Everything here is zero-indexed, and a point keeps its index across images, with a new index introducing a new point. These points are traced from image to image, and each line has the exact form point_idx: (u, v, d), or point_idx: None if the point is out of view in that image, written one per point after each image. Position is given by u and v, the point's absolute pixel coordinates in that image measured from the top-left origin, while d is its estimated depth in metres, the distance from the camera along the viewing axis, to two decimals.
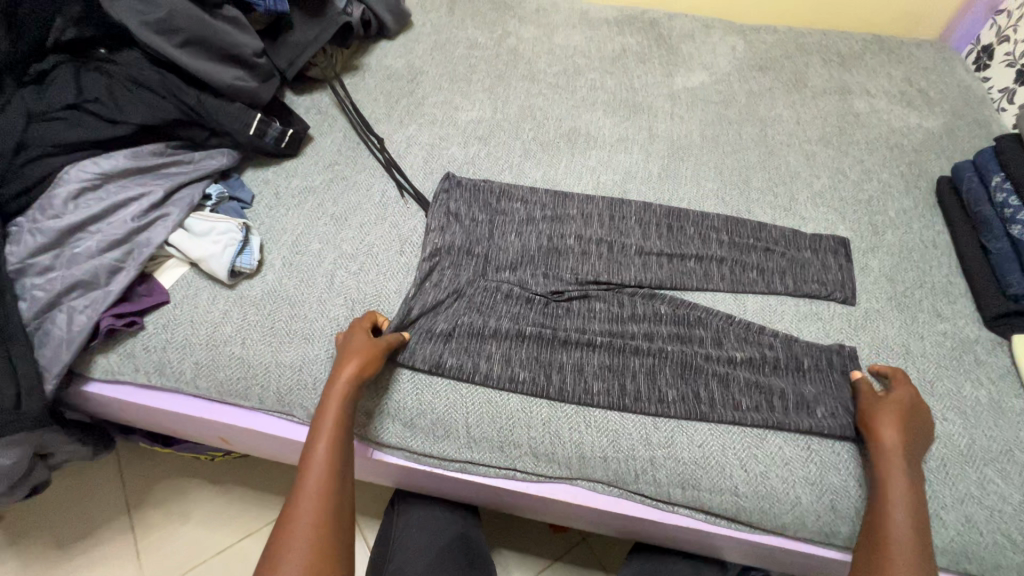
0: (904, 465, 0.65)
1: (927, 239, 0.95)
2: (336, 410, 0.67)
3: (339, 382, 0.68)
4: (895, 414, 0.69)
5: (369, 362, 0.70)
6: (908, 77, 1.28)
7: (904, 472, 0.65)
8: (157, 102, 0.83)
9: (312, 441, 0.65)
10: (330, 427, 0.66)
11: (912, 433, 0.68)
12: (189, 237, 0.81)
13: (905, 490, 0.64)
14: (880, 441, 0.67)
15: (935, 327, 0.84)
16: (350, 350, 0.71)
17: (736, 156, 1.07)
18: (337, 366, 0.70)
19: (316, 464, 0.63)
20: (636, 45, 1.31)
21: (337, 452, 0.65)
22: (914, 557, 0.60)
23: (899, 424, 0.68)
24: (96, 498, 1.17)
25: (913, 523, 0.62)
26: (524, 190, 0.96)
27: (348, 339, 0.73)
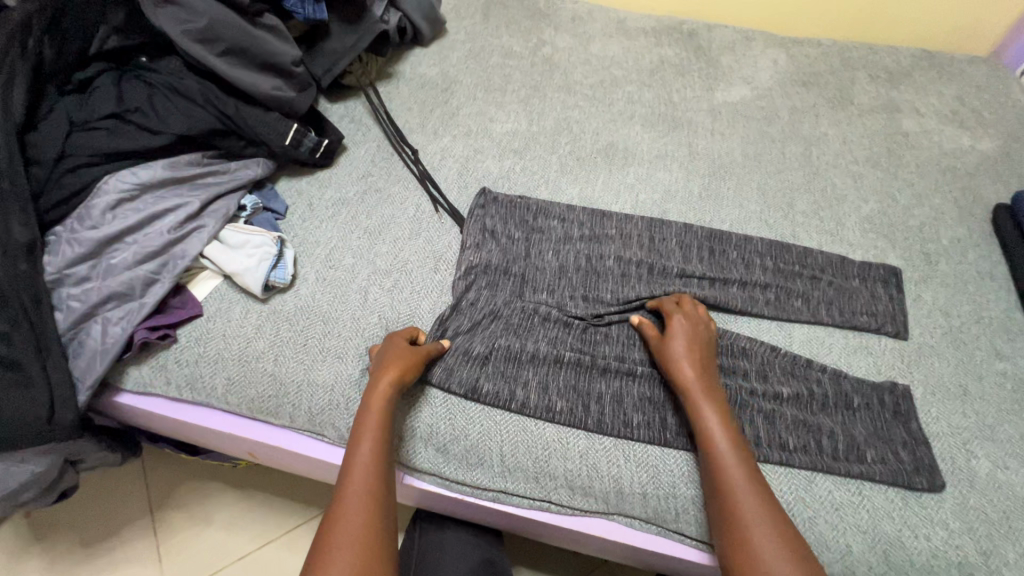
0: (701, 388, 0.69)
1: (983, 271, 0.91)
2: (377, 417, 0.65)
3: (378, 389, 0.67)
4: (676, 342, 0.73)
5: (407, 368, 0.69)
6: (960, 96, 1.22)
7: (705, 394, 0.69)
8: (195, 111, 0.82)
9: (353, 448, 0.64)
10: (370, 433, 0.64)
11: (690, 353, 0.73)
12: (224, 250, 0.80)
13: (715, 411, 0.67)
14: (678, 363, 0.72)
15: (994, 367, 0.80)
16: (388, 358, 0.70)
17: (779, 176, 1.04)
18: (375, 374, 0.69)
19: (359, 471, 0.61)
20: (675, 57, 1.28)
21: (379, 458, 0.63)
22: (747, 469, 0.63)
23: (686, 345, 0.73)
24: (119, 499, 1.17)
25: (730, 436, 0.65)
26: (561, 207, 0.94)
27: (384, 348, 0.72)
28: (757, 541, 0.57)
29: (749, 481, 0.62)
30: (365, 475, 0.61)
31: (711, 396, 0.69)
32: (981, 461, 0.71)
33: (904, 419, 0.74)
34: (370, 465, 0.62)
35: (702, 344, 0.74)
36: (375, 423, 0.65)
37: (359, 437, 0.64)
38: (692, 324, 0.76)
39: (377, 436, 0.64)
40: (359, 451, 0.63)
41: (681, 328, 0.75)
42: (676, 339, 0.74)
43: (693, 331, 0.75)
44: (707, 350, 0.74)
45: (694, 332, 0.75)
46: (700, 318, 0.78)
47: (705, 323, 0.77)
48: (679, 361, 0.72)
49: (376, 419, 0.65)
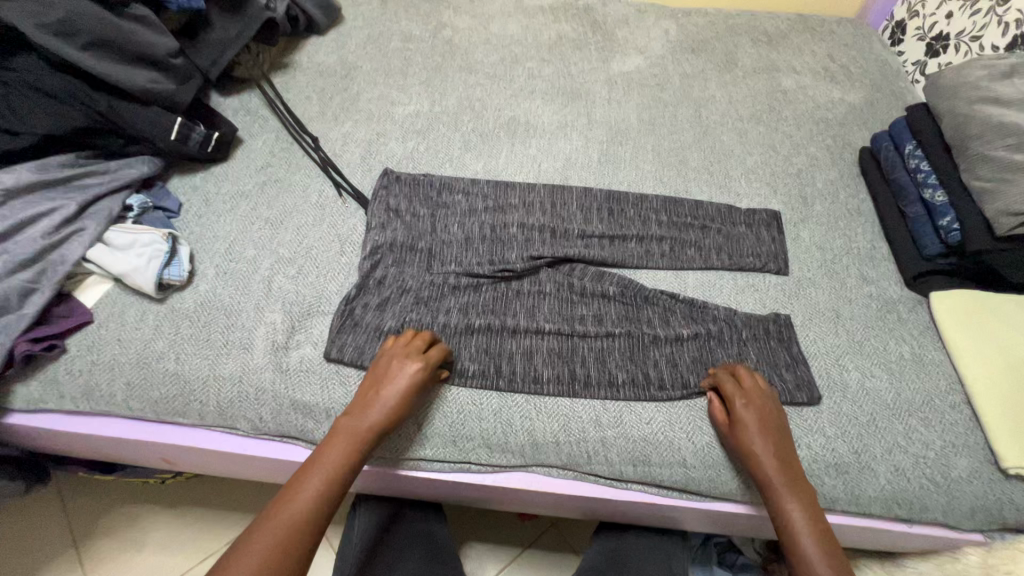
0: (761, 429, 0.69)
1: (852, 207, 1.00)
2: (350, 438, 0.66)
3: (369, 405, 0.67)
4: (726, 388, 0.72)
5: (406, 403, 0.68)
6: (830, 53, 1.33)
7: (757, 431, 0.68)
8: (61, 109, 0.78)
9: (306, 471, 0.63)
10: (337, 451, 0.65)
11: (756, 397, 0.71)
12: (109, 252, 0.76)
13: (768, 448, 0.68)
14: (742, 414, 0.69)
15: (862, 291, 0.89)
16: (385, 381, 0.69)
17: (672, 138, 1.10)
18: (374, 386, 0.69)
19: (299, 499, 0.61)
20: (572, 32, 1.32)
21: (326, 490, 0.63)
22: (807, 504, 0.65)
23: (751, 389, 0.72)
24: (40, 535, 1.10)
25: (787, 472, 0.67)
26: (465, 182, 0.96)
27: (386, 361, 0.71)
28: None
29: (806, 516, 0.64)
30: (306, 505, 0.61)
31: (771, 435, 0.69)
32: (852, 373, 0.79)
33: (787, 345, 0.81)
34: (315, 497, 0.62)
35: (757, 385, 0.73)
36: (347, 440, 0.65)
37: (320, 464, 0.64)
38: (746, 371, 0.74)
39: (337, 467, 0.64)
40: (312, 476, 0.63)
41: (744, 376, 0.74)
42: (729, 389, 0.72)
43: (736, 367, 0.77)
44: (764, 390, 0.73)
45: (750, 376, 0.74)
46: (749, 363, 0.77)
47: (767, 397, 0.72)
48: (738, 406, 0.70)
49: (345, 453, 0.65)
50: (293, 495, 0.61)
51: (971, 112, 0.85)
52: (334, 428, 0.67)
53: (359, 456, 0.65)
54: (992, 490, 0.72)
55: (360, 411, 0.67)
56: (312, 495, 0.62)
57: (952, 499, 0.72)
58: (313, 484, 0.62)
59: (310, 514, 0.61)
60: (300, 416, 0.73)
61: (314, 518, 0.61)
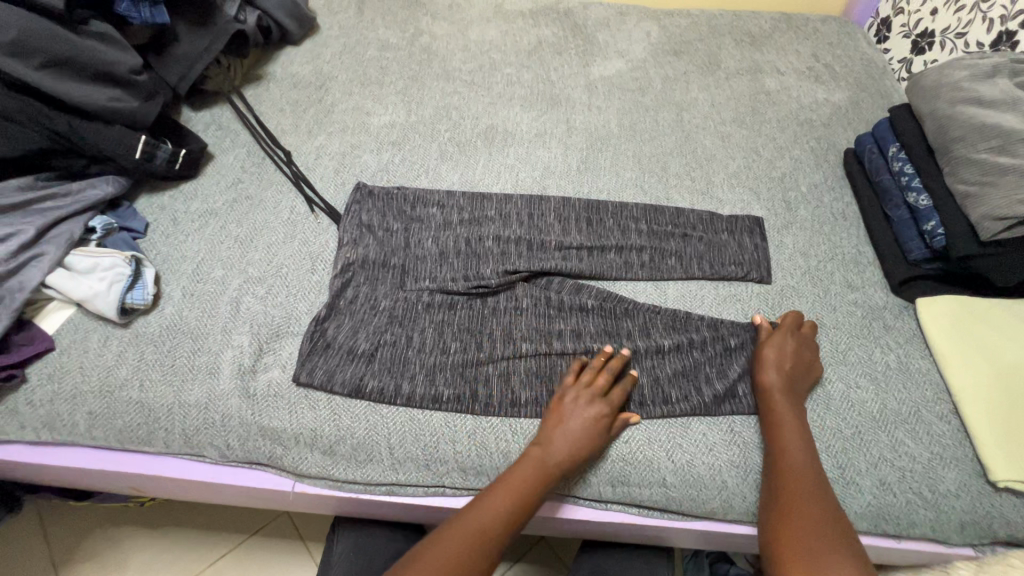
0: (795, 422, 0.70)
1: (836, 212, 0.98)
2: (540, 469, 0.66)
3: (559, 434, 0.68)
4: (764, 370, 0.74)
5: (594, 439, 0.68)
6: (815, 53, 1.31)
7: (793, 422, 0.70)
8: (17, 130, 0.75)
9: (492, 490, 0.65)
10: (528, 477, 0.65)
11: (795, 376, 0.73)
12: (70, 277, 0.74)
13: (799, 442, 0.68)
14: (775, 403, 0.71)
15: (846, 298, 0.86)
16: (573, 416, 0.69)
17: (653, 144, 1.08)
18: (566, 414, 0.69)
19: (485, 513, 0.63)
20: (552, 37, 1.30)
21: (512, 513, 0.63)
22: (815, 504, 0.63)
23: (778, 367, 0.73)
24: (20, 562, 1.08)
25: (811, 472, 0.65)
26: (440, 194, 0.94)
27: (578, 394, 0.71)
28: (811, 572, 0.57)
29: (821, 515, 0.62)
30: (491, 521, 0.62)
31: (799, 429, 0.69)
32: (836, 384, 0.77)
33: None
34: (500, 515, 0.63)
35: (806, 369, 0.75)
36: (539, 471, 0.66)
37: (510, 487, 0.65)
38: (798, 344, 0.76)
39: (523, 493, 0.64)
40: (497, 494, 0.64)
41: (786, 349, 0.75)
42: (765, 370, 0.74)
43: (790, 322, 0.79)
44: (808, 374, 0.75)
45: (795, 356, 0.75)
46: (802, 333, 0.78)
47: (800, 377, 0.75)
48: (772, 393, 0.72)
49: (533, 478, 0.65)
50: (479, 510, 0.63)
51: (953, 113, 0.82)
52: (523, 452, 0.68)
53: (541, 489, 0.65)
54: (982, 504, 0.70)
55: (548, 442, 0.68)
56: (497, 514, 0.63)
57: (940, 514, 0.69)
58: (498, 502, 0.64)
59: (490, 533, 0.62)
60: (269, 443, 0.71)
61: (496, 536, 0.62)
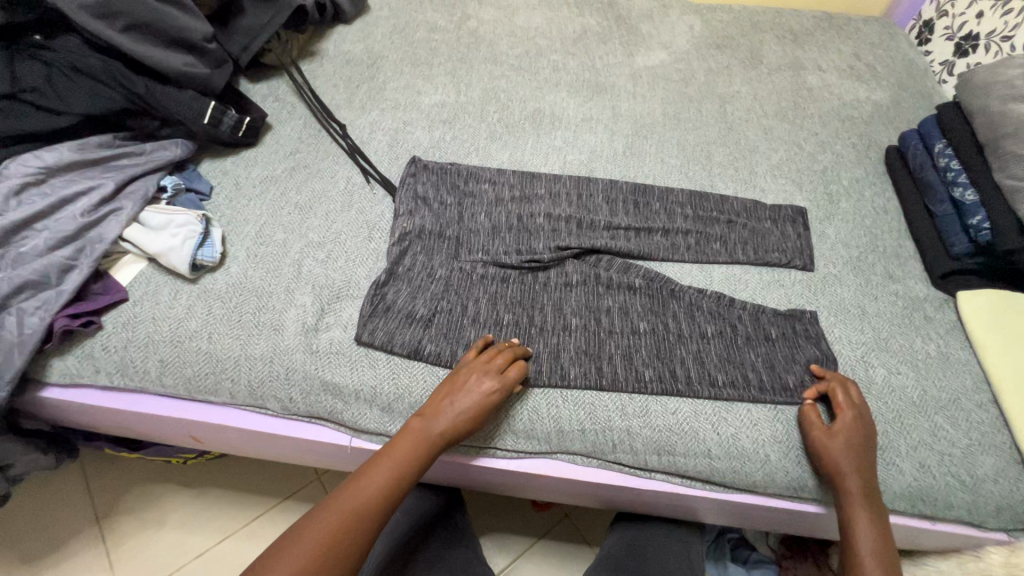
0: (869, 516, 0.66)
1: (878, 206, 1.00)
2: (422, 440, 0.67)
3: (442, 413, 0.68)
4: (835, 461, 0.68)
5: (483, 415, 0.68)
6: (856, 52, 1.32)
7: (869, 519, 0.65)
8: (101, 89, 0.79)
9: (378, 462, 0.65)
10: (399, 449, 0.66)
11: (863, 461, 0.68)
12: (145, 231, 0.78)
13: (875, 541, 0.64)
14: (852, 501, 0.66)
15: (888, 288, 0.88)
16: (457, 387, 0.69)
17: (697, 133, 1.10)
18: (444, 394, 0.69)
19: (369, 483, 0.63)
20: (597, 26, 1.32)
21: (395, 485, 0.65)
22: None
23: (853, 459, 0.67)
24: (66, 511, 1.13)
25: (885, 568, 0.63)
26: (492, 171, 0.96)
27: (468, 372, 0.70)
28: None
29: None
30: (373, 491, 0.63)
31: (873, 519, 0.66)
32: (878, 370, 0.79)
33: (815, 340, 0.81)
34: (383, 486, 0.64)
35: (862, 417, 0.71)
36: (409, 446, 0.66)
37: (394, 455, 0.66)
38: (860, 421, 0.71)
39: (404, 463, 0.65)
40: (381, 467, 0.65)
41: (852, 430, 0.69)
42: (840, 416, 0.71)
43: (840, 386, 0.74)
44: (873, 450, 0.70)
45: (862, 438, 0.69)
46: (862, 406, 0.73)
47: (863, 417, 0.71)
48: (846, 487, 0.67)
49: (417, 450, 0.66)
50: (363, 480, 0.64)
51: (1004, 110, 0.84)
52: (406, 425, 0.68)
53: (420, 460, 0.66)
54: (1019, 490, 0.72)
55: (433, 414, 0.68)
56: (380, 483, 0.64)
57: (977, 498, 0.71)
58: (383, 474, 0.64)
59: (376, 501, 0.63)
60: (330, 397, 0.74)
61: (377, 503, 0.63)
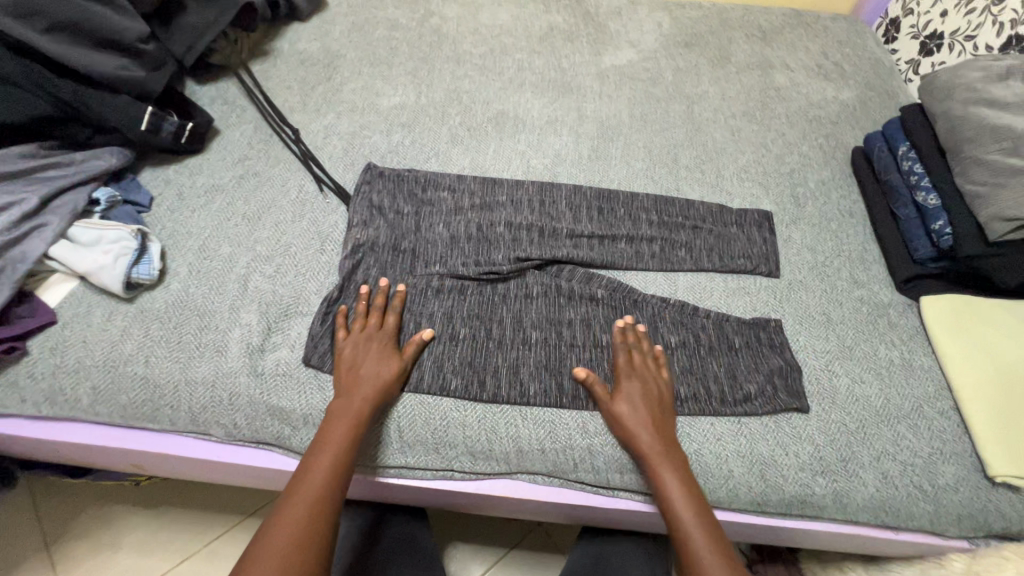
0: (674, 471, 0.66)
1: (844, 209, 0.99)
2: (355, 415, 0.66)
3: (359, 388, 0.67)
4: (625, 420, 0.69)
5: (393, 385, 0.69)
6: (824, 50, 1.31)
7: (672, 474, 0.65)
8: (21, 96, 0.73)
9: (315, 450, 0.63)
10: (331, 430, 0.64)
11: (661, 419, 0.70)
12: (74, 249, 0.72)
13: (683, 499, 0.64)
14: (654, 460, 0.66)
15: (853, 294, 0.87)
16: (363, 362, 0.70)
17: (664, 135, 1.07)
18: (355, 370, 0.69)
19: (315, 475, 0.61)
20: (564, 23, 1.28)
21: (341, 466, 0.62)
22: (720, 556, 0.60)
23: (640, 418, 0.69)
24: (11, 538, 1.07)
25: (708, 525, 0.62)
26: (451, 178, 0.93)
27: (363, 345, 0.71)
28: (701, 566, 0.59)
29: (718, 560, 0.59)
30: (321, 479, 0.61)
31: (680, 478, 0.65)
32: (842, 379, 0.78)
33: (780, 350, 0.80)
34: (331, 471, 0.62)
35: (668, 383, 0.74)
36: (342, 426, 0.65)
37: (330, 436, 0.64)
38: (643, 384, 0.72)
39: (343, 441, 0.64)
40: (319, 454, 0.62)
41: (635, 393, 0.71)
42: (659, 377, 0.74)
43: (635, 347, 0.75)
44: (669, 417, 0.71)
45: (652, 401, 0.70)
46: (652, 371, 0.74)
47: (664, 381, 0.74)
48: (643, 444, 0.67)
49: (349, 427, 0.65)
50: (308, 475, 0.61)
51: (966, 114, 0.83)
52: (329, 410, 0.66)
53: (358, 436, 0.65)
54: (979, 498, 0.71)
55: (349, 390, 0.67)
56: (326, 468, 0.62)
57: (938, 507, 0.71)
58: (325, 460, 0.62)
59: (328, 487, 0.61)
60: (276, 423, 0.70)
61: (330, 490, 0.61)
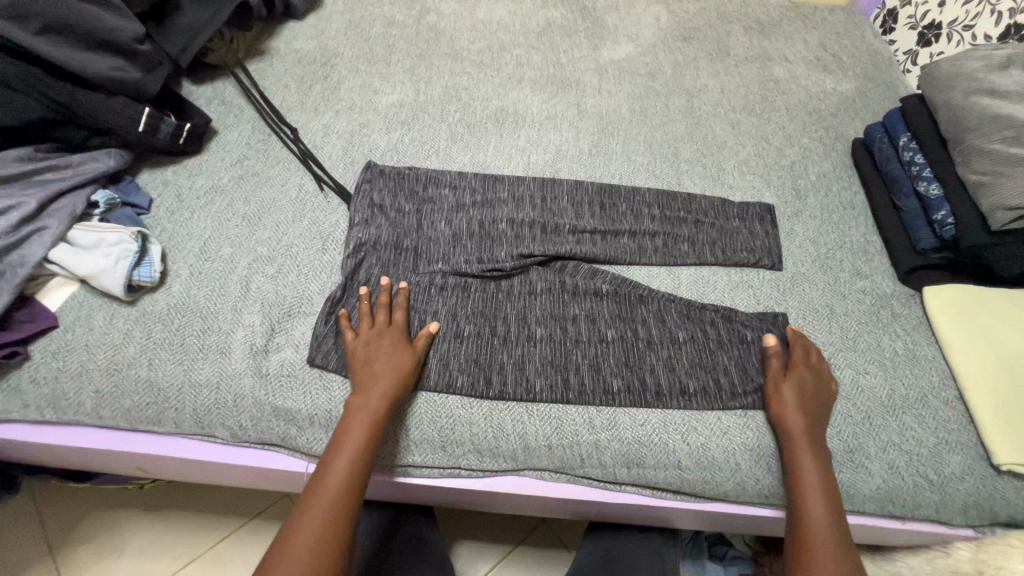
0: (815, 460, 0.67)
1: (845, 201, 0.99)
2: (373, 412, 0.65)
3: (376, 384, 0.67)
4: (784, 402, 0.71)
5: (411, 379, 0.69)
6: (823, 42, 1.31)
7: (813, 457, 0.67)
8: (17, 99, 0.72)
9: (331, 451, 0.63)
10: (352, 426, 0.64)
11: (812, 406, 0.71)
12: (75, 252, 0.72)
13: (820, 480, 0.66)
14: (796, 439, 0.68)
15: (855, 285, 0.88)
16: (379, 357, 0.69)
17: (664, 129, 1.07)
18: (372, 364, 0.68)
19: (332, 474, 0.61)
20: (561, 18, 1.27)
21: (362, 464, 0.62)
22: (830, 536, 0.62)
23: (800, 401, 0.70)
24: (16, 543, 1.07)
25: (830, 506, 0.64)
26: (452, 175, 0.92)
27: (378, 339, 0.71)
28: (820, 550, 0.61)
29: (835, 539, 0.62)
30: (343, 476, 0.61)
31: (820, 463, 0.67)
32: (847, 371, 0.78)
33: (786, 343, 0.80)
34: (350, 470, 0.62)
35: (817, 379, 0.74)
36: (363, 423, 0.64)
37: (350, 433, 0.64)
38: (817, 374, 0.74)
39: (363, 438, 0.63)
40: (341, 451, 0.62)
41: (806, 378, 0.73)
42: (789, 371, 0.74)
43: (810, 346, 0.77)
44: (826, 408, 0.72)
45: (811, 387, 0.72)
46: (823, 366, 0.75)
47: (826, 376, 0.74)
48: (792, 426, 0.69)
49: (369, 423, 0.64)
50: (326, 472, 0.61)
51: (966, 104, 0.83)
52: (347, 405, 0.66)
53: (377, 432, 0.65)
54: (985, 487, 0.72)
55: (366, 386, 0.67)
56: (346, 468, 0.62)
57: (945, 496, 0.71)
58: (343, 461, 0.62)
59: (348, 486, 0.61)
60: (282, 424, 0.70)
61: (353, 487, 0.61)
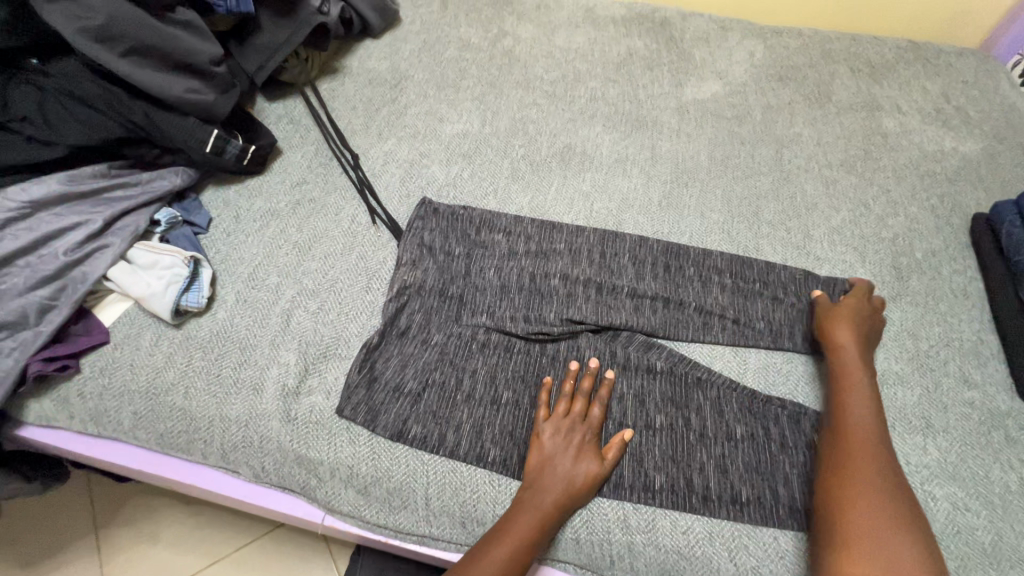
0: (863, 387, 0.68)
1: (957, 287, 0.85)
2: (541, 511, 0.62)
3: (553, 478, 0.64)
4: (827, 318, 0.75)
5: (586, 483, 0.64)
6: (945, 92, 1.14)
7: (863, 421, 0.65)
8: (96, 119, 0.75)
9: (491, 539, 0.60)
10: (520, 522, 0.61)
11: (847, 332, 0.73)
12: (131, 271, 0.74)
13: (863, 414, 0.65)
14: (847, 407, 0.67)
15: (961, 396, 0.74)
16: (558, 448, 0.66)
17: (747, 183, 0.96)
18: (558, 456, 0.65)
19: (489, 562, 0.59)
20: (644, 49, 1.19)
21: (516, 564, 0.59)
22: (876, 464, 0.61)
23: (852, 340, 0.72)
24: (64, 515, 1.12)
25: (884, 462, 0.61)
26: (508, 218, 0.87)
27: (568, 427, 0.67)
28: (862, 463, 0.61)
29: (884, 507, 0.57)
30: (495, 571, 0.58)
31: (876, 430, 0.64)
32: (941, 504, 0.66)
33: None
34: (504, 564, 0.59)
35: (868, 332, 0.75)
36: (527, 522, 0.61)
37: (512, 527, 0.61)
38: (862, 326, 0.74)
39: (526, 539, 0.60)
40: (498, 545, 0.60)
41: (857, 327, 0.74)
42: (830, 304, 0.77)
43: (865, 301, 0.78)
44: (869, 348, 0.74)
45: (861, 338, 0.73)
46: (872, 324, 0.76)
47: (874, 329, 0.75)
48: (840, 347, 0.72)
49: (534, 523, 0.61)
50: (481, 562, 0.59)
51: None
52: (517, 496, 0.64)
53: (541, 534, 0.61)
54: None
55: (541, 482, 0.64)
56: (499, 562, 0.59)
57: None
58: (502, 551, 0.59)
59: None
60: (304, 472, 0.68)
61: None
